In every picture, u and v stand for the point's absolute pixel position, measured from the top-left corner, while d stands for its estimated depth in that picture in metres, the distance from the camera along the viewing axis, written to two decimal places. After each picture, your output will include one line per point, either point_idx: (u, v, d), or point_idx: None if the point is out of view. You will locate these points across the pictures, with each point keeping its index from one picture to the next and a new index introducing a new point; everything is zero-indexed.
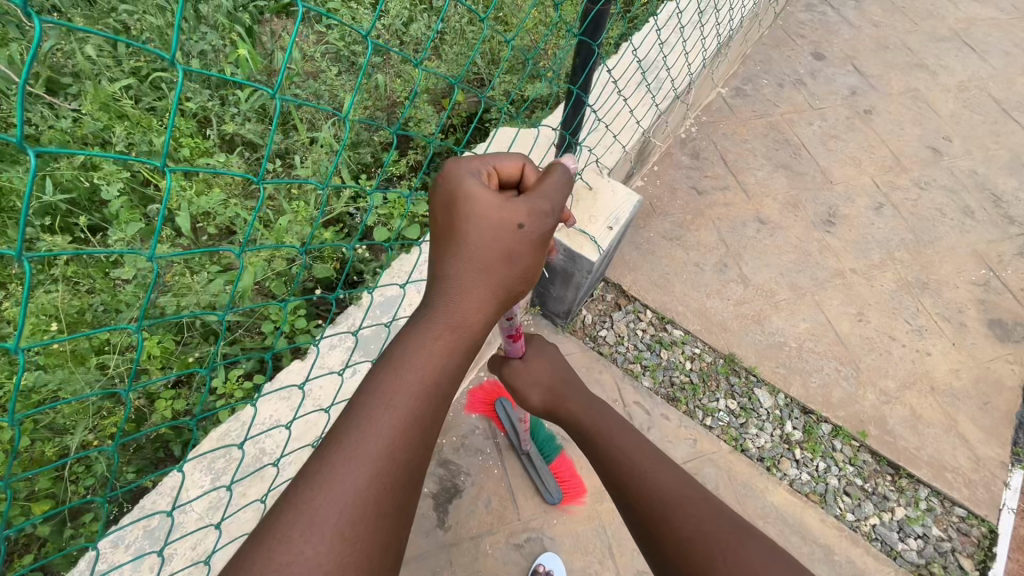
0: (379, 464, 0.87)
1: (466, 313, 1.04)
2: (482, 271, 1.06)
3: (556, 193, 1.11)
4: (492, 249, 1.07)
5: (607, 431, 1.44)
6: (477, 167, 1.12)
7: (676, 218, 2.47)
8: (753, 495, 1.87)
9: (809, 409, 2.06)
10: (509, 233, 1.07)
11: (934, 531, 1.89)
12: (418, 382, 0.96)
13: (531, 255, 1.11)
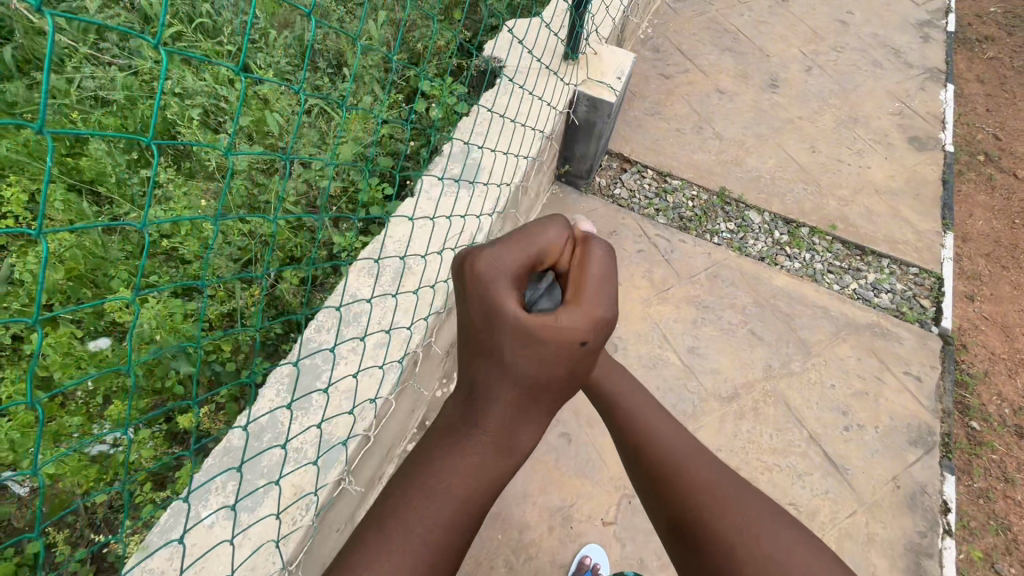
0: (439, 538, 0.92)
1: (519, 426, 1.03)
2: (532, 383, 1.01)
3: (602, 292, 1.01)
4: (549, 370, 1.00)
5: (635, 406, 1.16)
6: (517, 263, 1.00)
7: (653, 99, 2.92)
8: (763, 283, 2.34)
9: (789, 220, 2.56)
10: (566, 347, 0.99)
11: (899, 286, 2.43)
12: (468, 482, 0.97)
13: (587, 367, 1.04)
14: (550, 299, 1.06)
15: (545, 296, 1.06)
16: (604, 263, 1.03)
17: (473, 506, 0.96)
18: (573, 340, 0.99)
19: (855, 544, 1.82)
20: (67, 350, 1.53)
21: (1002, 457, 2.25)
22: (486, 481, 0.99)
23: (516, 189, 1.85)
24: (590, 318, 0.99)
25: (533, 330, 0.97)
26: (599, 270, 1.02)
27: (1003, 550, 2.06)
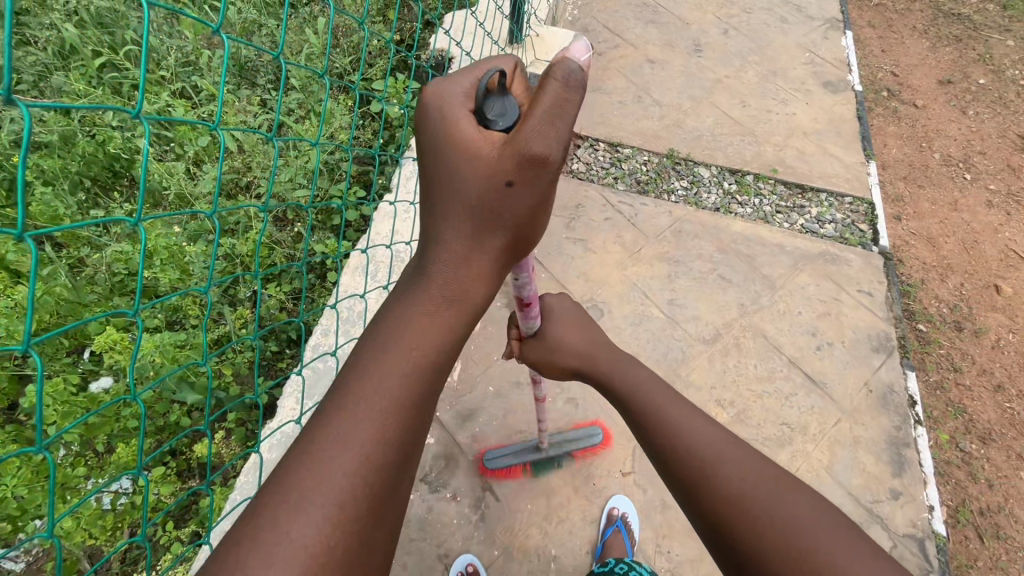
0: (380, 431, 0.79)
1: (457, 274, 0.89)
2: (478, 229, 0.88)
3: (554, 118, 0.78)
4: (481, 198, 0.85)
5: (642, 385, 1.20)
6: (464, 84, 0.85)
7: (591, 76, 3.04)
8: (723, 231, 2.51)
9: (735, 170, 2.75)
10: (488, 181, 0.83)
11: (839, 215, 2.67)
12: (410, 363, 0.84)
13: (531, 213, 0.86)
14: (503, 106, 0.82)
15: (503, 110, 0.82)
16: (580, 70, 0.78)
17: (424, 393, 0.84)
18: (502, 173, 0.82)
19: (845, 448, 2.00)
20: (65, 398, 1.48)
21: (949, 351, 2.53)
22: (433, 362, 0.86)
23: None
24: (535, 142, 0.78)
25: (465, 149, 0.83)
26: (563, 80, 0.77)
27: (964, 430, 2.32)
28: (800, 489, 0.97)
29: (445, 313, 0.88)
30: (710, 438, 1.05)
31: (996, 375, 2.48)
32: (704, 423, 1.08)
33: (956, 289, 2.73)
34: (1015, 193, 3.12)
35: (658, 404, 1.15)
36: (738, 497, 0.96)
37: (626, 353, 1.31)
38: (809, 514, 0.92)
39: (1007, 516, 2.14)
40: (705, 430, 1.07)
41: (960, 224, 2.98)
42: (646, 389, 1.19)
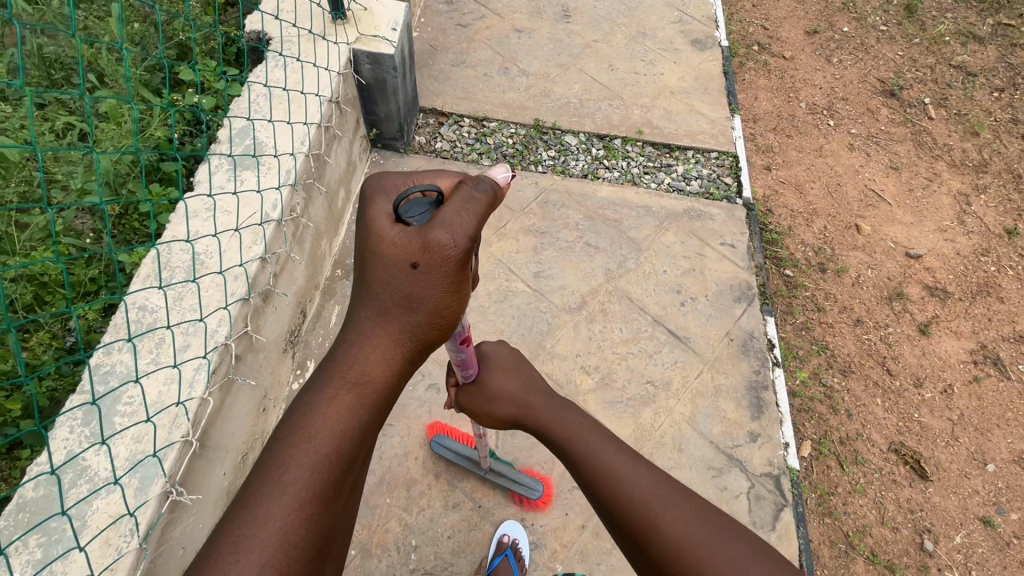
0: (313, 479, 0.87)
1: (368, 349, 0.95)
2: (383, 316, 0.94)
3: (460, 209, 0.88)
4: (393, 295, 0.92)
5: (569, 411, 1.19)
6: (404, 185, 0.97)
7: (455, 50, 2.94)
8: (589, 198, 2.51)
9: (602, 136, 2.74)
10: (396, 265, 0.90)
11: (705, 171, 2.72)
12: (342, 409, 0.93)
13: (436, 296, 0.91)
14: (421, 211, 0.90)
15: (420, 210, 0.90)
16: (492, 197, 0.89)
17: (354, 443, 0.92)
18: (407, 256, 0.89)
19: (706, 398, 2.05)
20: None
21: (813, 292, 2.64)
22: (355, 428, 0.93)
23: (309, 157, 1.74)
24: (433, 232, 0.86)
25: (379, 252, 0.91)
26: (472, 197, 0.88)
27: (826, 366, 2.43)
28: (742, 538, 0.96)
29: (349, 394, 0.94)
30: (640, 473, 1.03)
31: (854, 310, 2.60)
32: (637, 463, 1.04)
33: (820, 232, 2.85)
34: (874, 135, 3.27)
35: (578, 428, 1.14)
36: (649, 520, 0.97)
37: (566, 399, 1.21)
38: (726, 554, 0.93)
39: (865, 442, 2.27)
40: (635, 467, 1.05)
41: (824, 169, 3.10)
42: (568, 412, 1.18)
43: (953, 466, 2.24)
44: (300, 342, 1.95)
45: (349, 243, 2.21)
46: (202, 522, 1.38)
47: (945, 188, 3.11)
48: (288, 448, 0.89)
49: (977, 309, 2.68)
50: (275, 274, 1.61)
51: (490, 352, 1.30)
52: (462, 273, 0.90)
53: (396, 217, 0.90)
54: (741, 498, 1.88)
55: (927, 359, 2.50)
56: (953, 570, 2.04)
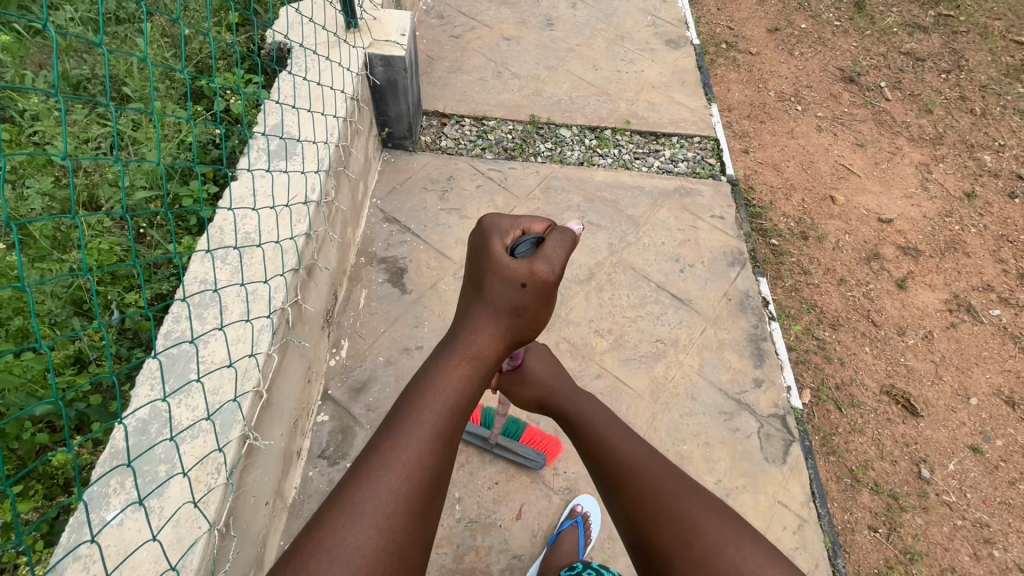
0: (406, 486, 0.92)
1: (473, 342, 1.10)
2: (493, 321, 1.12)
3: (559, 252, 1.13)
4: (504, 305, 1.12)
5: (606, 427, 1.30)
6: (510, 226, 1.17)
7: (451, 58, 3.17)
8: (588, 182, 2.71)
9: (593, 128, 2.97)
10: (508, 283, 1.10)
11: (690, 154, 2.95)
12: (451, 393, 1.02)
13: (537, 310, 1.13)
14: (527, 248, 1.13)
15: (526, 247, 1.13)
16: (574, 241, 1.15)
17: (449, 433, 0.99)
18: (518, 277, 1.10)
19: (712, 351, 2.23)
20: None
21: (798, 258, 2.86)
22: (457, 415, 1.01)
23: (336, 147, 1.94)
24: (542, 264, 1.10)
25: (503, 271, 1.11)
26: (564, 239, 1.15)
27: (816, 322, 2.63)
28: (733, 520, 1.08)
29: (462, 368, 1.06)
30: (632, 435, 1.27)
31: (837, 271, 2.82)
32: (640, 443, 1.24)
33: (799, 204, 3.09)
34: (839, 117, 3.57)
35: (612, 442, 1.25)
36: (682, 529, 1.06)
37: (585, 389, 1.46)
38: (721, 531, 1.05)
39: (859, 386, 2.45)
40: (663, 479, 1.15)
41: (797, 149, 3.36)
42: (606, 431, 1.28)
43: (940, 402, 2.43)
44: (333, 323, 2.08)
45: (370, 233, 2.36)
46: (269, 473, 1.50)
47: (907, 160, 3.39)
48: (386, 451, 0.94)
49: (947, 264, 2.92)
50: (316, 251, 1.76)
51: (534, 347, 1.51)
52: (554, 294, 1.13)
53: (510, 250, 1.12)
54: (752, 437, 2.04)
55: (907, 310, 2.72)
56: (950, 494, 2.21)
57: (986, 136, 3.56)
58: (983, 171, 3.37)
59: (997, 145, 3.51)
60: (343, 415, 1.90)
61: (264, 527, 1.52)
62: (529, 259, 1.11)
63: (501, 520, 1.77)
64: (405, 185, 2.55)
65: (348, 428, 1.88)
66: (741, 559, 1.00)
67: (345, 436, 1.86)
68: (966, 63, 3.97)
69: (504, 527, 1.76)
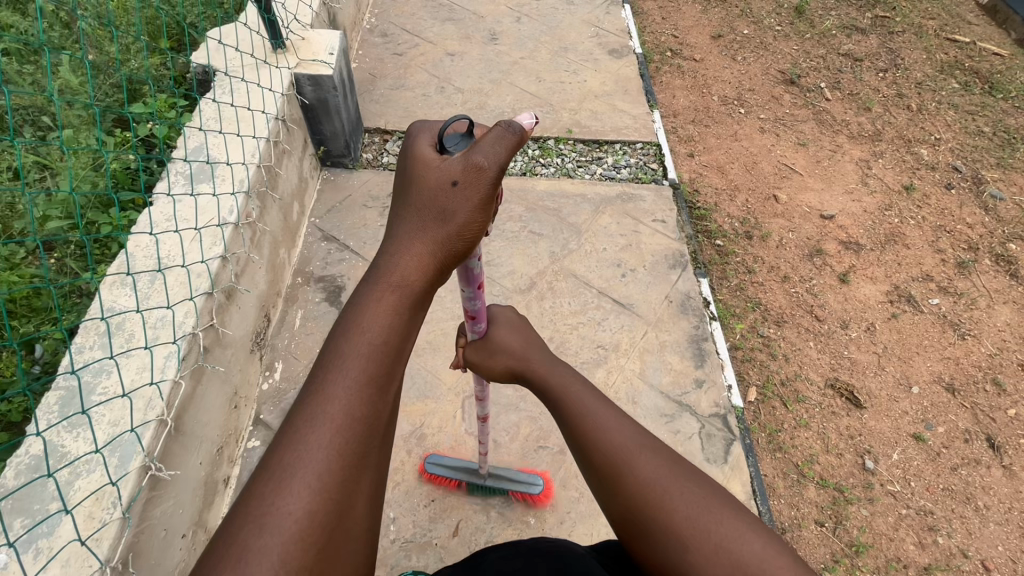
0: (338, 436, 0.83)
1: (400, 265, 0.97)
2: (423, 234, 0.98)
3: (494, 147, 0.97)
4: (431, 211, 0.98)
5: (577, 382, 1.16)
6: (440, 126, 1.06)
7: (394, 76, 3.18)
8: (530, 192, 2.72)
9: (536, 138, 3.00)
10: (436, 185, 0.96)
11: (632, 160, 2.99)
12: (377, 333, 0.91)
13: (471, 216, 0.98)
14: (456, 143, 0.99)
15: (455, 142, 1.00)
16: (523, 136, 0.96)
17: (381, 378, 0.89)
18: (447, 176, 0.96)
19: (653, 354, 2.24)
20: None
21: (743, 257, 2.89)
22: (385, 355, 0.91)
23: (260, 167, 1.91)
24: (473, 154, 0.96)
25: (427, 171, 0.98)
26: (504, 137, 0.95)
27: (761, 319, 2.66)
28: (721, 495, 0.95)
29: (390, 300, 0.94)
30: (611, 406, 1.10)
31: (781, 268, 2.87)
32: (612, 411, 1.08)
33: (743, 205, 3.14)
34: (781, 118, 3.65)
35: (580, 402, 1.10)
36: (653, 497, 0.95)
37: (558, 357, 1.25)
38: (705, 507, 0.93)
39: (804, 381, 2.48)
40: (638, 445, 1.02)
41: (740, 151, 3.43)
42: (575, 390, 1.14)
43: (883, 392, 2.46)
44: (266, 345, 2.05)
45: (307, 253, 2.34)
46: (182, 505, 1.45)
47: (847, 157, 3.48)
48: (312, 404, 0.85)
49: (888, 256, 2.98)
50: (236, 273, 1.73)
51: (496, 313, 1.35)
52: (494, 196, 0.98)
53: (438, 150, 0.99)
54: (693, 438, 2.05)
55: (850, 303, 2.76)
56: (895, 484, 2.23)
57: (923, 130, 3.67)
58: (921, 165, 3.46)
59: (933, 139, 3.61)
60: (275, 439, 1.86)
61: (181, 561, 1.47)
62: (459, 157, 0.98)
63: (437, 538, 1.74)
64: (345, 202, 2.54)
65: None
66: (726, 536, 0.89)
67: None
68: (902, 62, 4.11)
69: (440, 545, 1.73)
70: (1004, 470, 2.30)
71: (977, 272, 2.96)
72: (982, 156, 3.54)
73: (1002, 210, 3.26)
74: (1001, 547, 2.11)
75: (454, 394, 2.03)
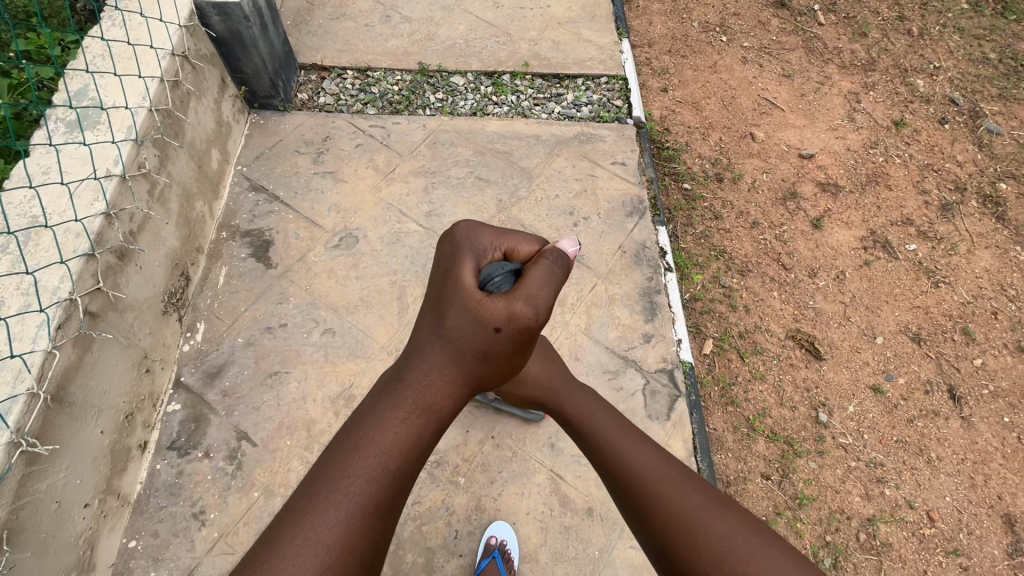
0: (367, 507, 0.91)
1: (431, 377, 1.05)
2: (458, 354, 1.06)
3: (539, 288, 1.01)
4: (470, 345, 1.05)
5: (613, 429, 1.32)
6: (489, 245, 1.09)
7: (334, 3, 2.87)
8: (479, 134, 2.51)
9: (489, 73, 2.74)
10: (481, 328, 1.03)
11: (595, 97, 2.74)
12: (404, 435, 0.99)
13: (508, 351, 1.06)
14: (503, 282, 1.03)
15: (503, 275, 1.03)
16: (563, 273, 1.04)
17: (405, 474, 0.97)
18: (492, 322, 1.01)
19: (601, 309, 2.13)
20: None
21: (711, 202, 2.71)
22: (412, 447, 0.99)
23: (155, 111, 1.72)
24: (520, 305, 1.00)
25: (472, 309, 1.02)
26: (551, 273, 1.03)
27: (724, 269, 2.52)
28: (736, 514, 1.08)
29: (419, 420, 1.01)
30: (638, 447, 1.24)
31: (751, 214, 2.69)
32: (640, 446, 1.25)
33: (716, 144, 2.91)
34: (767, 46, 3.34)
35: (623, 445, 1.26)
36: (690, 527, 1.06)
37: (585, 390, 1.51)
38: (728, 528, 1.04)
39: (763, 332, 2.37)
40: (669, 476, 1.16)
41: (718, 84, 3.15)
42: (618, 437, 1.29)
43: (845, 343, 2.37)
44: (187, 305, 1.94)
45: (233, 205, 2.18)
46: (77, 478, 1.39)
47: (835, 89, 3.19)
48: (343, 477, 0.93)
49: (867, 199, 2.79)
50: (129, 231, 1.59)
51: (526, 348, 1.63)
52: (534, 337, 1.05)
53: (485, 287, 1.03)
54: (637, 395, 1.97)
55: (820, 251, 2.61)
56: (847, 436, 2.18)
57: (922, 58, 3.35)
58: (915, 97, 3.19)
59: (932, 68, 3.31)
60: (196, 403, 1.79)
61: (86, 531, 1.44)
62: (507, 302, 1.01)
63: None
64: (275, 148, 2.35)
65: (201, 416, 1.77)
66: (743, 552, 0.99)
67: (197, 425, 1.76)
68: None
69: None
70: (962, 422, 2.23)
71: (961, 215, 2.78)
72: (983, 87, 3.25)
73: (998, 146, 3.02)
74: (949, 498, 2.08)
75: (385, 354, 1.94)
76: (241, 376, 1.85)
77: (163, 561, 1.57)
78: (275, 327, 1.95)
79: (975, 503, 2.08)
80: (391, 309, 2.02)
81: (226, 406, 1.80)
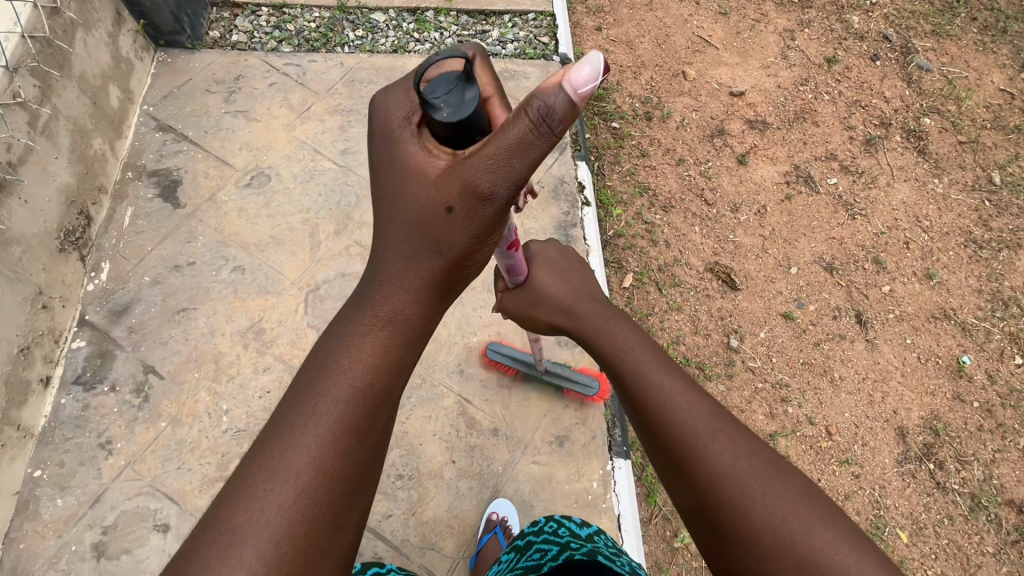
0: (329, 447, 0.72)
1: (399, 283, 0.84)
2: (418, 255, 0.84)
3: (501, 153, 0.73)
4: (421, 237, 0.83)
5: (639, 348, 1.06)
6: (417, 104, 0.87)
7: None
8: (398, 72, 2.46)
9: (412, 10, 2.67)
10: (430, 204, 0.81)
11: (521, 33, 2.68)
12: (365, 361, 0.79)
13: (466, 245, 0.82)
14: (459, 146, 0.78)
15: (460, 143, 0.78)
16: (545, 123, 0.70)
17: (377, 407, 0.78)
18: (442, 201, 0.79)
19: None
20: None
21: (639, 140, 2.72)
22: (382, 373, 0.80)
23: (31, 39, 1.67)
24: (470, 176, 0.75)
25: (414, 192, 0.82)
26: (524, 133, 0.71)
27: (648, 206, 2.55)
28: (793, 480, 0.82)
29: (383, 332, 0.82)
30: (669, 377, 0.98)
31: (677, 151, 2.71)
32: (665, 366, 1.00)
33: (647, 83, 2.90)
34: None
35: (644, 365, 1.01)
36: (734, 487, 0.81)
37: (610, 305, 1.22)
38: (788, 502, 0.79)
39: (683, 266, 2.43)
40: (751, 456, 0.83)
41: (653, 22, 3.11)
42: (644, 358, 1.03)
43: (761, 274, 2.44)
44: (90, 245, 1.92)
45: (139, 145, 2.13)
46: None
47: (771, 27, 3.17)
48: (297, 405, 0.75)
49: (794, 135, 2.82)
50: (7, 162, 1.58)
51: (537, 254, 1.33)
52: (495, 222, 0.79)
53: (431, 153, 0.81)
54: None
55: (744, 186, 2.65)
56: (756, 360, 2.27)
57: None
58: (849, 34, 3.18)
59: (869, 5, 3.29)
60: (101, 339, 1.80)
61: None
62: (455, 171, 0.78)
63: None
64: (183, 88, 2.27)
65: (107, 352, 1.78)
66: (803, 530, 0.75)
67: (103, 360, 1.77)
68: None
69: None
70: (866, 344, 2.34)
71: (884, 149, 2.83)
72: (918, 23, 3.25)
73: (927, 82, 3.05)
74: (847, 414, 2.21)
75: (296, 289, 1.94)
76: (148, 313, 1.85)
77: (69, 488, 1.60)
78: (183, 265, 1.94)
79: (872, 417, 2.21)
80: (302, 245, 2.02)
81: (132, 341, 1.80)
